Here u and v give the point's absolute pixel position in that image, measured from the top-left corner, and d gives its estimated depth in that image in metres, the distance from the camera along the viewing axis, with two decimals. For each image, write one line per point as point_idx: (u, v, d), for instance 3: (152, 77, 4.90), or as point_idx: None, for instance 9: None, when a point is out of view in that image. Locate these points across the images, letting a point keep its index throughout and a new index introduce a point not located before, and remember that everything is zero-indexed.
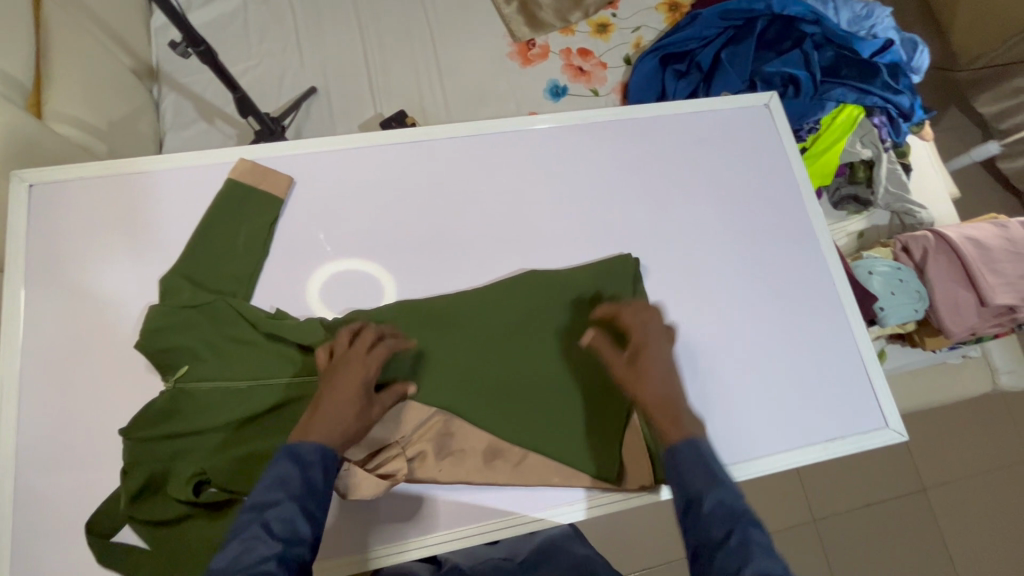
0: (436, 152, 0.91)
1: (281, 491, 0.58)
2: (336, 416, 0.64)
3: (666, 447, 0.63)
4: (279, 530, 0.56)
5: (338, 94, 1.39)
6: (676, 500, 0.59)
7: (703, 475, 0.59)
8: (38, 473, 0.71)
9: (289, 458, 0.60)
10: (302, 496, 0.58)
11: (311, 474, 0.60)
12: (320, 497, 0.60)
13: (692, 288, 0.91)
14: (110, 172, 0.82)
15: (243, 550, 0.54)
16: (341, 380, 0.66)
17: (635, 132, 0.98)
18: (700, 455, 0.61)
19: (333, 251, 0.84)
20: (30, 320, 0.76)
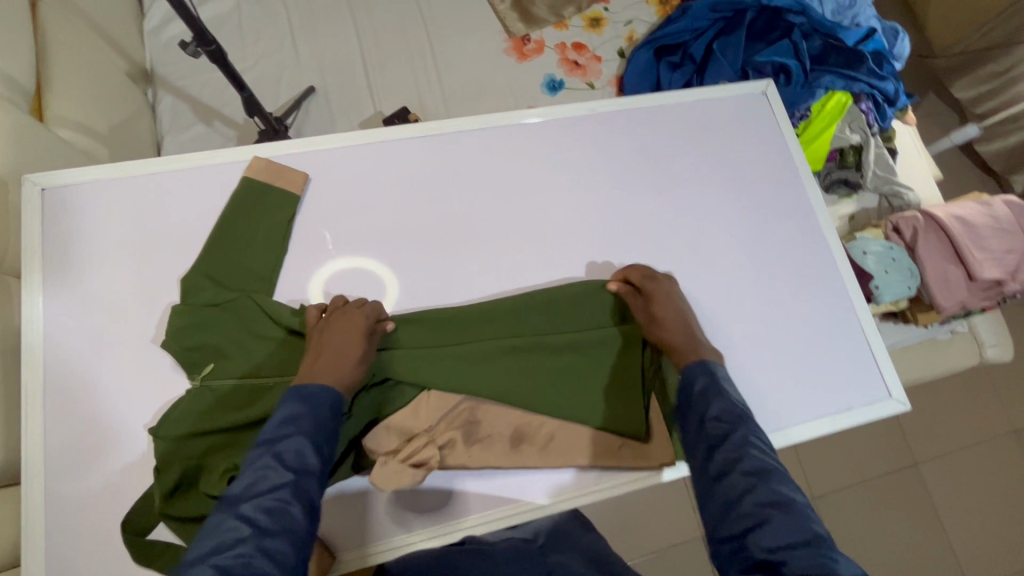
0: (447, 147, 0.93)
1: (292, 426, 0.59)
2: (339, 358, 0.68)
3: (689, 389, 0.68)
4: (291, 462, 0.56)
5: (336, 93, 1.39)
6: (692, 434, 0.64)
7: (710, 390, 0.66)
8: (65, 477, 0.70)
9: (298, 398, 0.61)
10: (312, 431, 0.59)
11: (318, 408, 0.61)
12: (326, 429, 0.60)
13: (702, 271, 0.94)
14: (123, 173, 0.82)
15: (254, 480, 0.54)
16: (339, 332, 0.70)
17: (640, 121, 1.00)
18: (712, 378, 0.67)
19: (336, 248, 0.85)
20: (49, 323, 0.75)
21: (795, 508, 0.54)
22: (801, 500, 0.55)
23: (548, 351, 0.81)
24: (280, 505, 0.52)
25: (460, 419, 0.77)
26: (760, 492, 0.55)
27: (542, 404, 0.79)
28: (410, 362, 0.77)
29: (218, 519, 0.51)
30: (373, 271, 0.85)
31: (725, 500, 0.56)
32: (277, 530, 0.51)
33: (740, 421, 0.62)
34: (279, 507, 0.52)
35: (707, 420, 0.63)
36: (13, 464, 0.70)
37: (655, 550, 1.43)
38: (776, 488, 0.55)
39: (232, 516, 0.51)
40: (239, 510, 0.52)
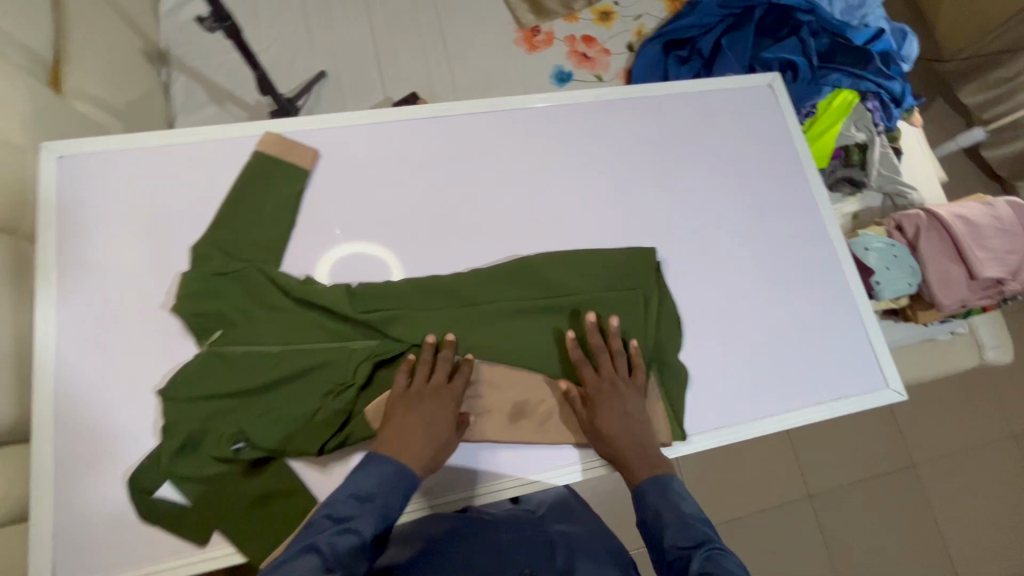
0: (454, 129, 0.94)
1: (362, 510, 0.65)
2: (426, 444, 0.71)
3: (648, 516, 0.73)
4: (345, 549, 0.61)
5: (347, 78, 1.41)
6: (662, 566, 0.68)
7: (665, 510, 0.71)
8: (73, 436, 0.72)
9: (380, 476, 0.68)
10: (376, 523, 0.65)
11: (389, 500, 0.67)
12: (384, 525, 0.66)
13: (702, 259, 0.95)
14: (137, 145, 0.83)
15: (311, 559, 0.59)
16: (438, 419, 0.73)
17: (646, 109, 1.02)
18: (663, 497, 0.73)
19: (342, 235, 0.85)
20: (62, 287, 0.77)
21: None
22: None
23: (552, 319, 0.84)
24: None
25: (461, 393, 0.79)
26: None
27: (550, 371, 0.82)
28: (424, 326, 0.80)
29: None
30: (377, 266, 0.85)
31: None
32: None
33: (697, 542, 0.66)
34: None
35: (667, 548, 0.68)
36: (21, 420, 0.71)
37: None
38: None
39: None
40: None
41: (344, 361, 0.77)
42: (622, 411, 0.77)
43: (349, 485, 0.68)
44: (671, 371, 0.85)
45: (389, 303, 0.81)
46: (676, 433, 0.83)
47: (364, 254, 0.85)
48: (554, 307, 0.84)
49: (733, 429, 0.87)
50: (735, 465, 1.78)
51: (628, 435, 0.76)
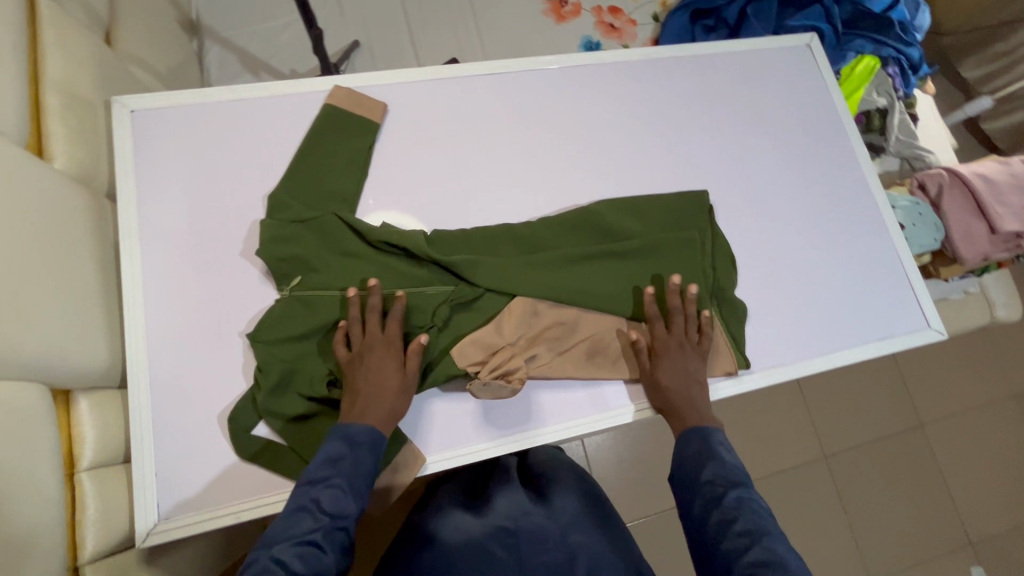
0: (512, 85, 0.96)
1: (333, 469, 0.64)
2: (379, 395, 0.70)
3: (684, 450, 0.75)
4: (328, 507, 0.60)
5: (381, 48, 1.41)
6: (688, 498, 0.70)
7: (706, 450, 0.73)
8: (167, 379, 0.73)
9: (342, 439, 0.67)
10: (351, 476, 0.64)
11: (359, 455, 0.66)
12: (362, 478, 0.65)
13: (750, 209, 0.99)
14: (207, 99, 0.84)
15: (294, 522, 0.58)
16: (376, 370, 0.71)
17: (691, 67, 1.04)
18: (706, 440, 0.74)
19: (375, 202, 0.86)
20: (144, 237, 0.78)
21: (786, 564, 0.58)
22: (789, 554, 0.60)
23: (619, 264, 0.87)
24: (309, 550, 0.56)
25: (543, 331, 0.82)
26: (755, 550, 0.60)
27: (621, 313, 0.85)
28: (501, 270, 0.83)
29: (256, 557, 0.55)
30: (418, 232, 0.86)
31: (725, 562, 0.61)
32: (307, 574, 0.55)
33: (735, 484, 0.68)
34: (311, 553, 0.56)
35: (702, 482, 0.69)
36: (113, 365, 0.73)
37: None
38: (768, 548, 0.60)
39: (267, 557, 0.55)
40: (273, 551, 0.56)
41: (423, 301, 0.80)
42: (685, 368, 0.81)
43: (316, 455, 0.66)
44: (732, 310, 0.89)
45: (461, 247, 0.84)
46: (739, 363, 0.87)
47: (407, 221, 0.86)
48: (622, 252, 0.87)
49: (789, 367, 0.91)
50: (755, 429, 1.84)
51: (690, 389, 0.80)
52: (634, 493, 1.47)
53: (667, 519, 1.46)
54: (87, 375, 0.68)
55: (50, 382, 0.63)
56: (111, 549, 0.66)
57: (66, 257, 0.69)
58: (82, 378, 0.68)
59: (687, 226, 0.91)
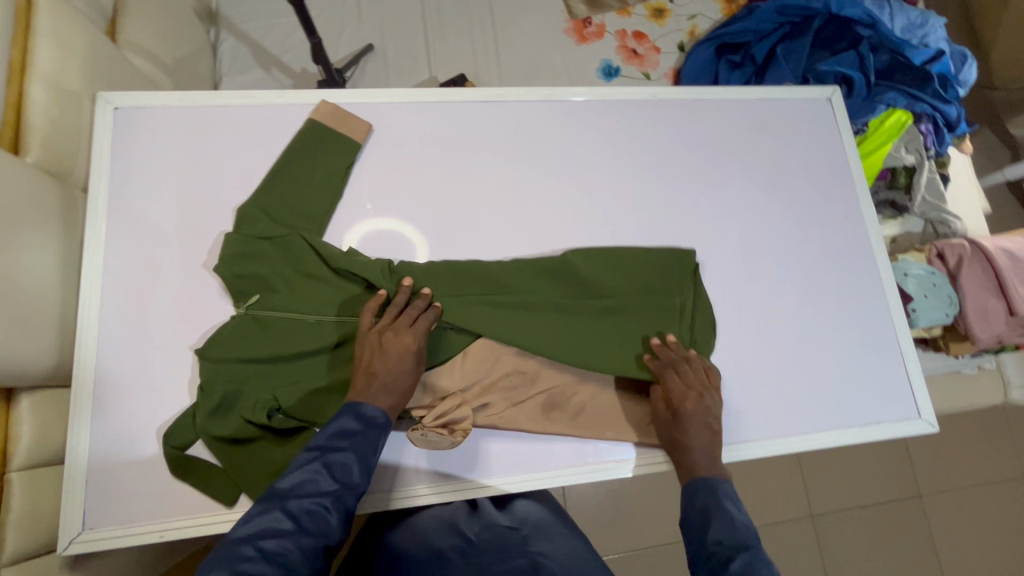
0: (505, 113, 0.92)
1: (346, 440, 0.64)
2: (396, 384, 0.70)
3: (691, 506, 0.71)
4: (338, 474, 0.61)
5: (394, 53, 1.39)
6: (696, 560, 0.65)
7: (713, 507, 0.68)
8: (113, 385, 0.73)
9: (355, 416, 0.66)
10: (363, 449, 0.63)
11: (375, 429, 0.66)
12: (375, 451, 0.65)
13: (746, 269, 0.93)
14: (191, 103, 0.83)
15: (304, 481, 0.59)
16: (398, 359, 0.71)
17: (701, 111, 0.98)
18: (713, 496, 0.70)
19: (374, 210, 0.85)
20: (110, 237, 0.78)
21: None
22: None
23: (589, 316, 0.84)
24: (320, 511, 0.58)
25: (501, 380, 0.79)
26: None
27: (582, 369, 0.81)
28: (462, 311, 0.80)
29: (267, 507, 0.57)
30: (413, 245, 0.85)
31: None
32: (313, 533, 0.56)
33: (747, 547, 0.62)
34: (320, 514, 0.57)
35: (708, 544, 0.64)
36: (63, 366, 0.72)
37: (655, 542, 1.43)
38: None
39: (279, 511, 0.56)
40: (286, 505, 0.57)
41: None
42: (708, 422, 0.77)
43: (327, 424, 0.66)
44: None
45: (427, 283, 0.82)
46: None
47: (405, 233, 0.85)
48: (592, 304, 0.84)
49: (760, 443, 0.86)
50: (740, 478, 1.78)
51: (714, 446, 0.76)
52: (601, 532, 1.42)
53: (632, 563, 1.41)
54: (31, 376, 0.68)
55: None
56: (34, 552, 0.66)
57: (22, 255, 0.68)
58: (25, 380, 0.67)
59: (668, 280, 0.87)
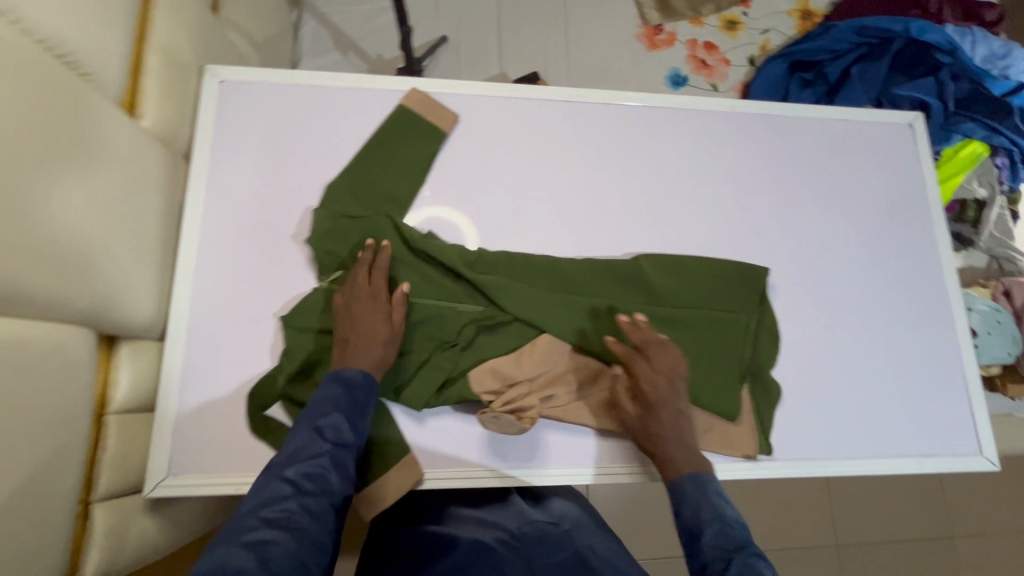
0: (586, 115, 0.94)
1: (332, 405, 0.67)
2: (367, 343, 0.73)
3: (680, 505, 0.68)
4: (330, 435, 0.64)
5: (467, 46, 1.42)
6: (690, 559, 0.63)
7: (704, 505, 0.66)
8: (203, 343, 0.77)
9: (338, 381, 0.69)
10: (349, 410, 0.67)
11: (358, 391, 0.69)
12: (361, 411, 0.69)
13: (814, 287, 0.92)
14: (290, 82, 0.87)
15: (298, 449, 0.62)
16: (361, 320, 0.74)
17: (779, 127, 0.98)
18: (702, 492, 0.68)
19: (431, 196, 0.87)
20: (208, 204, 0.82)
21: None
22: None
23: (656, 320, 0.85)
24: (320, 471, 0.61)
25: (566, 374, 0.81)
26: None
27: None
28: (534, 303, 0.82)
29: (266, 478, 0.60)
30: (466, 232, 0.86)
31: None
32: (316, 492, 0.60)
33: (746, 549, 0.60)
34: (319, 473, 0.61)
35: (703, 544, 0.62)
36: (158, 320, 0.76)
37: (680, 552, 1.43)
38: None
39: (278, 479, 0.59)
40: (283, 473, 0.60)
41: (452, 318, 0.81)
42: (672, 411, 0.75)
43: (313, 395, 0.69)
44: (764, 390, 0.85)
45: (501, 273, 0.84)
46: (763, 446, 0.82)
47: (461, 220, 0.87)
48: (660, 309, 0.85)
49: (816, 463, 0.85)
50: (768, 499, 1.76)
51: (684, 441, 0.74)
52: (627, 536, 1.43)
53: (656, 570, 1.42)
54: (134, 326, 0.72)
55: (100, 329, 0.67)
56: (122, 492, 0.71)
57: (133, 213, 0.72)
58: (127, 331, 0.71)
59: (736, 290, 0.87)
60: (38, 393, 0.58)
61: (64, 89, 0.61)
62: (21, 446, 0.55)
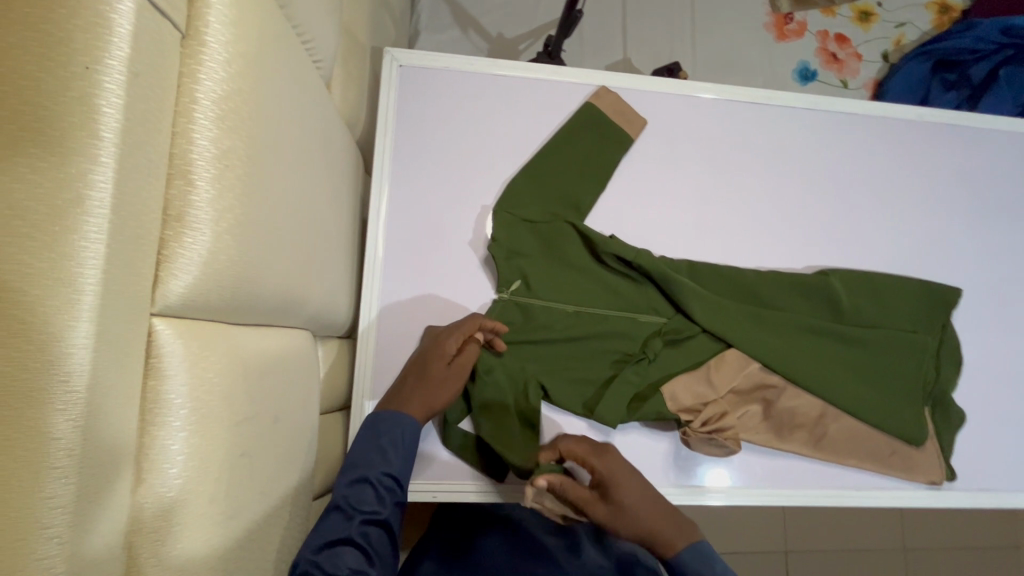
0: (768, 118, 0.89)
1: (359, 467, 0.65)
2: (417, 392, 0.69)
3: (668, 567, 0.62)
4: (356, 506, 0.63)
5: (591, 28, 1.35)
6: None
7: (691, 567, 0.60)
8: (392, 344, 0.76)
9: (372, 433, 0.67)
10: (375, 472, 0.65)
11: (388, 450, 0.66)
12: (393, 472, 0.65)
13: (996, 313, 0.88)
14: (470, 70, 0.82)
15: (326, 525, 0.61)
16: (423, 368, 0.71)
17: (964, 138, 0.93)
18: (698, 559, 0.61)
19: (606, 201, 0.83)
20: (391, 198, 0.79)
21: None
22: None
23: (843, 339, 0.81)
24: (343, 550, 0.59)
25: (756, 391, 0.79)
26: None
27: (834, 392, 0.78)
28: (722, 316, 0.78)
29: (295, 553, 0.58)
30: (644, 237, 0.83)
31: None
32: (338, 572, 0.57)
33: None
34: (341, 552, 0.59)
35: None
36: (348, 319, 0.74)
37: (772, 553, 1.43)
38: None
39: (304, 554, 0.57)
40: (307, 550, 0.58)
41: (635, 330, 0.78)
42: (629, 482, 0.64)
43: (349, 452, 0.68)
44: (952, 416, 0.81)
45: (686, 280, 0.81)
46: (947, 472, 0.80)
47: (640, 225, 0.83)
48: (847, 328, 0.81)
49: (997, 494, 0.82)
50: None
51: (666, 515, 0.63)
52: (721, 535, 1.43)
53: None
54: (333, 327, 0.70)
55: (316, 330, 0.65)
56: (324, 493, 0.70)
57: (337, 210, 0.68)
58: (327, 333, 0.69)
59: (925, 311, 0.83)
60: (301, 411, 0.55)
61: (306, 76, 0.57)
62: (296, 466, 0.53)
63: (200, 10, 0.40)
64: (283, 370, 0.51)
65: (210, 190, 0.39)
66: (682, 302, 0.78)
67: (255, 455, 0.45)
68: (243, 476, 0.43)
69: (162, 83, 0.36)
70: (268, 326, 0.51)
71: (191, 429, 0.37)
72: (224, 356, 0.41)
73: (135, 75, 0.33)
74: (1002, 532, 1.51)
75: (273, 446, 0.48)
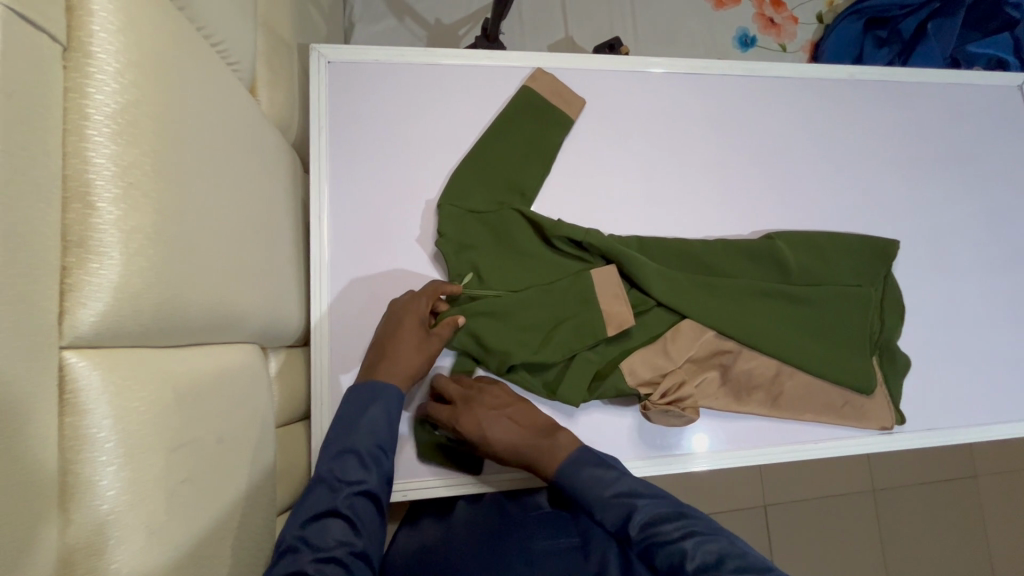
0: (705, 87, 0.89)
1: (345, 439, 0.65)
2: (396, 364, 0.69)
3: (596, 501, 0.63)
4: (340, 478, 0.62)
5: (530, 8, 1.33)
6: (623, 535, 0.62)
7: (610, 487, 0.63)
8: (348, 348, 0.75)
9: (358, 401, 0.67)
10: (359, 442, 0.64)
11: (373, 419, 0.66)
12: (379, 442, 0.65)
13: (934, 260, 0.92)
14: (402, 60, 0.80)
15: (314, 499, 0.61)
16: (398, 335, 0.69)
17: (893, 94, 0.95)
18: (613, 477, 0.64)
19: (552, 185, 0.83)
20: (334, 199, 0.77)
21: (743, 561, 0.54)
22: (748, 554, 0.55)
23: (789, 300, 0.83)
24: (329, 523, 0.59)
25: (713, 357, 0.81)
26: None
27: (785, 352, 0.80)
28: (674, 288, 0.80)
29: (284, 530, 0.58)
30: (593, 217, 0.83)
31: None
32: (326, 545, 0.57)
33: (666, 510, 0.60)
34: (328, 524, 0.59)
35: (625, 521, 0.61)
36: (300, 327, 0.73)
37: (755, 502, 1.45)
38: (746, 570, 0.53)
39: (292, 534, 0.57)
40: (295, 528, 0.58)
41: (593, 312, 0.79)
42: (480, 415, 0.69)
43: (336, 420, 0.67)
44: (899, 364, 0.84)
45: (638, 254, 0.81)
46: (898, 416, 0.84)
47: (589, 205, 0.83)
48: (793, 290, 0.83)
49: (945, 431, 0.86)
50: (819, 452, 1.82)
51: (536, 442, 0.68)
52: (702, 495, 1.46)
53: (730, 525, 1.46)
54: (285, 336, 0.68)
55: (265, 342, 0.63)
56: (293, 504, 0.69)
57: (278, 217, 0.66)
58: (279, 343, 0.68)
59: (867, 264, 0.86)
60: (251, 425, 0.54)
61: (223, 81, 0.54)
62: (250, 482, 0.52)
63: (81, 18, 0.37)
64: (227, 388, 0.50)
65: (114, 210, 0.37)
66: (638, 280, 0.78)
67: (200, 476, 0.44)
68: (189, 500, 0.42)
69: (44, 102, 0.34)
70: (206, 344, 0.50)
71: (122, 462, 0.36)
72: (153, 382, 0.39)
73: (8, 95, 0.31)
74: (959, 464, 1.60)
75: (221, 468, 0.47)
